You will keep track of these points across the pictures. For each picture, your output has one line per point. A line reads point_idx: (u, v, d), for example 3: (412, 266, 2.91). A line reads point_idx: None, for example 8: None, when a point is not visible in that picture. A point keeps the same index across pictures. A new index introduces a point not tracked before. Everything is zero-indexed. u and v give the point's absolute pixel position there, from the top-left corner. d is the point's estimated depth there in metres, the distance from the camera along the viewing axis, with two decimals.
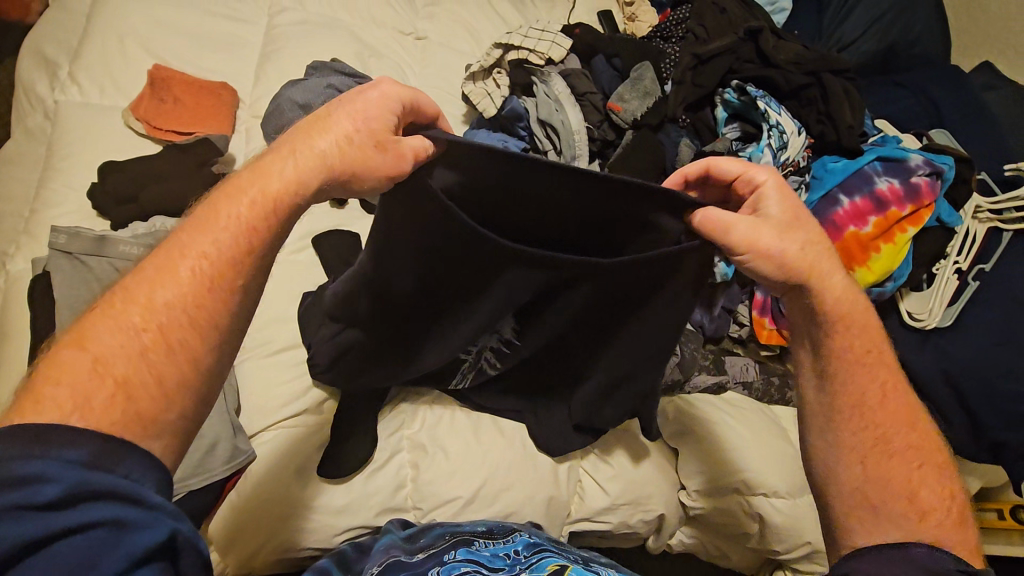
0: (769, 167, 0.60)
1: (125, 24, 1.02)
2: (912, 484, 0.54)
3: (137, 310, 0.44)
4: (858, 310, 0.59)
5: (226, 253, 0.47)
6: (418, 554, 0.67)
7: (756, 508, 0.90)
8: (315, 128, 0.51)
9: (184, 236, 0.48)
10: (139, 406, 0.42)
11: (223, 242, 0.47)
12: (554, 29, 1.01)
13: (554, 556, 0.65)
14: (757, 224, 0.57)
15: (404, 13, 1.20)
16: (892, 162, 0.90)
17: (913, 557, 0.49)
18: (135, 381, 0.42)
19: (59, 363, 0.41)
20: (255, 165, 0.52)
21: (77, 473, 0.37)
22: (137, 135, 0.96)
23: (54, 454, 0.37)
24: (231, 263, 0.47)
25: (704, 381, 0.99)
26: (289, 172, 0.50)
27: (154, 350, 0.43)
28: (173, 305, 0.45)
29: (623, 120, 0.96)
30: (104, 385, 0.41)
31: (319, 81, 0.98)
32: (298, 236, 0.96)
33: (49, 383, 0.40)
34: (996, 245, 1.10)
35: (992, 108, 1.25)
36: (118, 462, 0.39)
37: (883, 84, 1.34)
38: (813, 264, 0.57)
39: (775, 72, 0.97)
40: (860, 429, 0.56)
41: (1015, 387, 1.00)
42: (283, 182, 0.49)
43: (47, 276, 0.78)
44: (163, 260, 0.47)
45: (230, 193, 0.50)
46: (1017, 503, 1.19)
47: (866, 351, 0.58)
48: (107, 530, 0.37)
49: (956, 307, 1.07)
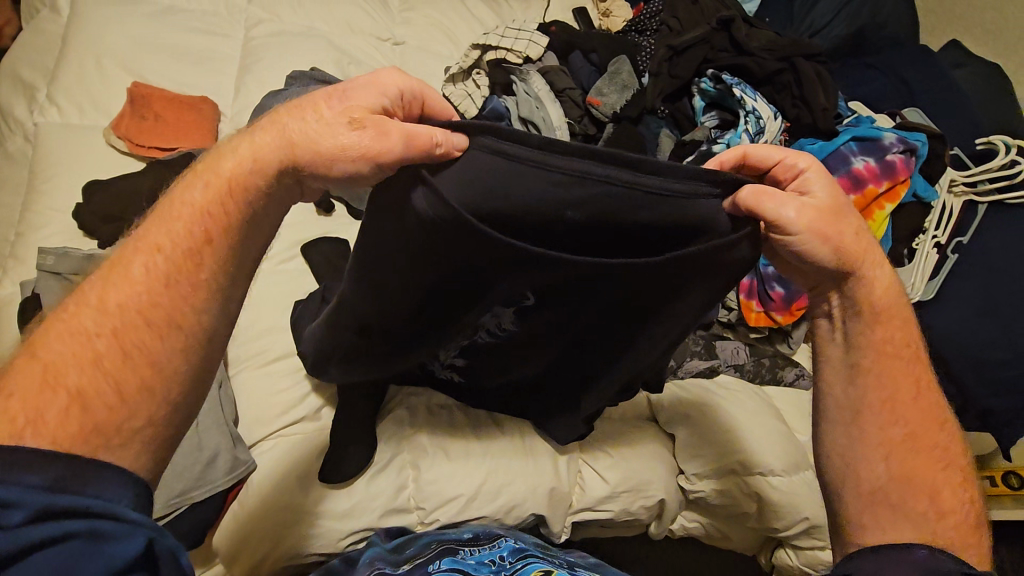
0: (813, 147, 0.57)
1: (101, 43, 1.02)
2: (936, 483, 0.56)
3: (89, 312, 0.46)
4: (895, 298, 0.59)
5: (178, 244, 0.49)
6: (403, 566, 0.69)
7: (755, 486, 0.91)
8: (298, 110, 0.53)
9: (142, 231, 0.50)
10: (95, 418, 0.43)
11: (175, 238, 0.49)
12: (530, 27, 1.02)
13: (539, 561, 0.68)
14: (812, 208, 0.55)
15: (380, 19, 1.20)
16: (867, 141, 0.92)
17: (915, 558, 0.51)
18: (90, 392, 0.43)
19: (14, 376, 0.43)
20: (221, 151, 0.54)
21: (42, 496, 0.38)
22: (120, 153, 0.96)
23: (14, 479, 0.38)
24: (185, 254, 0.49)
25: (696, 365, 1.00)
26: (245, 151, 0.52)
27: (108, 359, 0.45)
28: (125, 306, 0.46)
29: (602, 113, 0.97)
30: (57, 397, 0.42)
31: (300, 90, 0.99)
32: (286, 246, 0.97)
33: (4, 397, 0.41)
34: (973, 217, 1.13)
35: (961, 84, 1.28)
36: (85, 483, 0.40)
37: (855, 66, 1.36)
38: (866, 251, 0.57)
39: (749, 60, 0.99)
40: (889, 424, 0.57)
41: (998, 354, 1.03)
42: (238, 159, 0.51)
43: (37, 298, 0.78)
44: (120, 257, 0.49)
45: (187, 189, 0.52)
46: (1007, 469, 1.22)
47: (905, 346, 0.59)
48: (83, 541, 0.38)
49: (937, 280, 1.10)
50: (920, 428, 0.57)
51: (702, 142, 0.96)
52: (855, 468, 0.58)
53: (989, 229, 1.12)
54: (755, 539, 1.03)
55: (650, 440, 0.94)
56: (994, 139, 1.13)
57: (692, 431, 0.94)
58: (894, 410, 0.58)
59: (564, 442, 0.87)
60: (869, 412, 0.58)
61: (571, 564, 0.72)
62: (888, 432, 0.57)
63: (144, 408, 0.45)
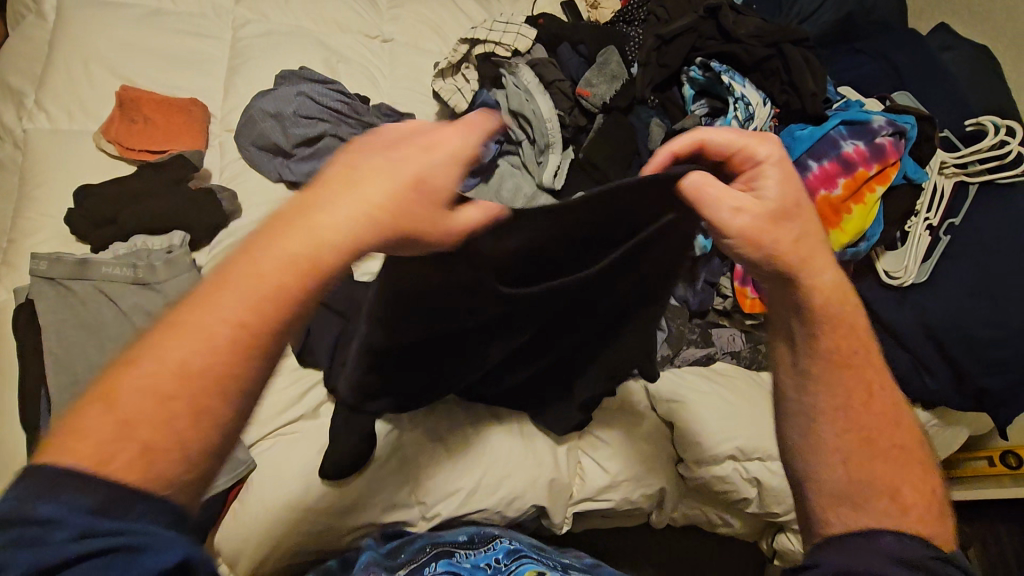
0: (773, 143, 0.57)
1: (88, 47, 1.02)
2: (896, 482, 0.55)
3: (166, 369, 0.36)
4: (844, 299, 0.59)
5: (267, 317, 0.38)
6: (399, 571, 0.71)
7: (753, 471, 0.92)
8: (383, 169, 0.42)
9: (210, 289, 0.38)
10: (164, 466, 0.35)
11: (231, 313, 0.37)
12: (518, 21, 1.02)
13: (533, 562, 0.70)
14: (751, 205, 0.55)
15: (368, 17, 1.20)
16: (857, 125, 0.92)
17: (881, 547, 0.51)
18: (159, 445, 0.35)
19: (82, 426, 0.34)
20: (267, 222, 0.41)
21: (85, 517, 0.32)
22: (110, 157, 0.95)
23: (61, 498, 0.32)
24: (277, 319, 0.38)
25: (692, 354, 1.02)
26: (341, 220, 0.40)
27: (176, 416, 0.35)
28: (206, 366, 0.36)
29: (592, 104, 0.97)
30: (126, 449, 0.34)
31: (289, 90, 0.99)
32: None
33: (75, 440, 0.34)
34: (963, 200, 1.14)
35: (950, 66, 1.28)
36: (130, 506, 0.33)
37: (845, 52, 1.36)
38: (807, 257, 0.56)
39: (737, 47, 0.99)
40: (844, 431, 0.56)
41: (991, 334, 1.04)
42: (337, 232, 0.40)
43: (32, 304, 0.78)
44: (187, 312, 0.38)
45: (237, 255, 0.39)
46: (1006, 449, 1.24)
47: (853, 350, 0.58)
48: (118, 557, 0.32)
49: (931, 262, 1.11)
50: (877, 424, 0.56)
51: (693, 130, 0.95)
52: (810, 459, 0.58)
53: (981, 210, 1.12)
54: (756, 524, 1.04)
55: (647, 429, 0.94)
56: (985, 120, 1.13)
57: (691, 419, 0.93)
58: (848, 406, 0.57)
59: (563, 433, 0.87)
60: (824, 409, 0.58)
61: (565, 566, 0.74)
62: (849, 427, 0.56)
63: (205, 434, 0.36)
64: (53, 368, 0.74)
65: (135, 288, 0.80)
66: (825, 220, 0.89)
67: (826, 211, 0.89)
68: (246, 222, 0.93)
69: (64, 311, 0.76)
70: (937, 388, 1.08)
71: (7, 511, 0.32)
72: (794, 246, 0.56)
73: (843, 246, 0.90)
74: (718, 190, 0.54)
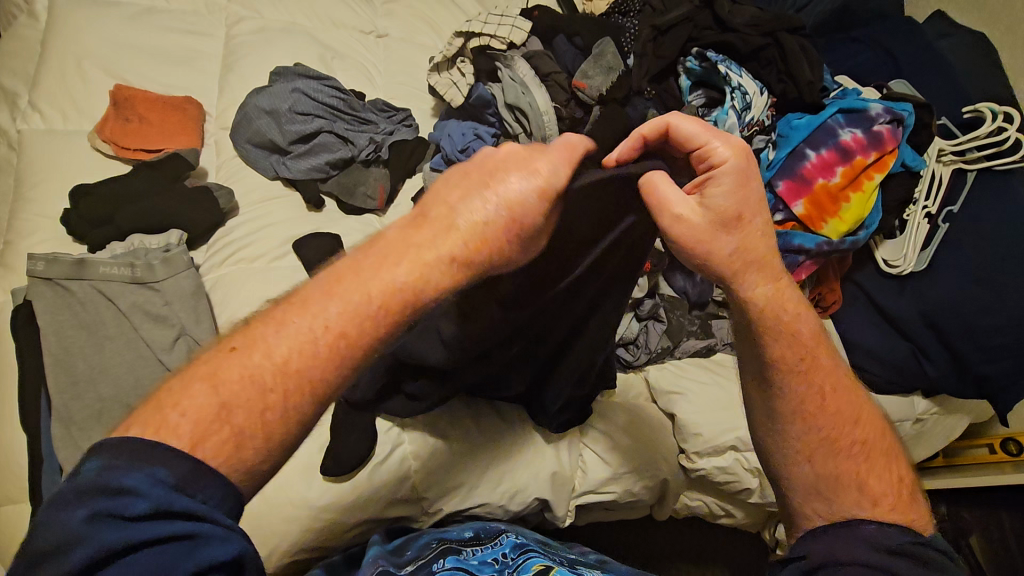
0: (733, 149, 0.52)
1: (81, 47, 1.01)
2: (861, 475, 0.55)
3: (263, 362, 0.45)
4: (791, 307, 0.57)
5: (351, 334, 0.47)
6: (406, 567, 0.70)
7: (754, 461, 0.92)
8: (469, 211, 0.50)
9: (315, 303, 0.47)
10: (244, 455, 0.43)
11: (329, 330, 0.46)
12: (513, 13, 1.01)
13: (539, 556, 0.70)
14: (695, 210, 0.52)
15: (362, 12, 1.19)
16: (854, 113, 0.92)
17: (861, 534, 0.52)
18: (249, 433, 0.43)
19: (180, 396, 0.43)
20: (381, 245, 0.50)
21: (165, 492, 0.38)
22: (106, 157, 0.95)
23: (149, 470, 0.39)
24: (352, 343, 0.47)
25: (694, 346, 1.00)
26: (424, 259, 0.48)
27: (270, 409, 0.44)
28: (292, 366, 0.45)
29: (589, 96, 0.97)
30: (222, 430, 0.42)
31: (284, 86, 0.98)
32: (279, 242, 0.92)
33: (174, 410, 0.42)
34: (961, 187, 1.14)
35: (948, 53, 1.27)
36: (197, 486, 0.40)
37: (842, 40, 1.36)
38: (739, 269, 0.54)
39: (733, 36, 0.98)
40: (804, 434, 0.56)
41: (993, 321, 1.04)
42: (423, 272, 0.48)
43: (30, 304, 0.78)
44: (289, 318, 0.47)
45: (350, 273, 0.49)
46: (1006, 436, 1.26)
47: (799, 359, 0.56)
48: (181, 541, 0.38)
49: (930, 250, 1.11)
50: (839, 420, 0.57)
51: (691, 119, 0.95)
52: (782, 456, 0.58)
53: (980, 197, 1.12)
54: (759, 515, 1.04)
55: (645, 421, 0.94)
56: (982, 106, 1.13)
57: (689, 408, 0.93)
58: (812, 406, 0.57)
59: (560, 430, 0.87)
60: (787, 411, 0.57)
61: (572, 562, 0.74)
62: (820, 425, 0.57)
63: (280, 433, 0.44)
64: (54, 369, 0.74)
65: (134, 288, 0.79)
66: (822, 210, 0.89)
67: (820, 199, 0.89)
68: (245, 220, 0.93)
69: (63, 312, 0.76)
70: (936, 376, 1.08)
71: (100, 475, 0.38)
72: (729, 257, 0.53)
73: (842, 235, 0.89)
74: (659, 196, 0.52)
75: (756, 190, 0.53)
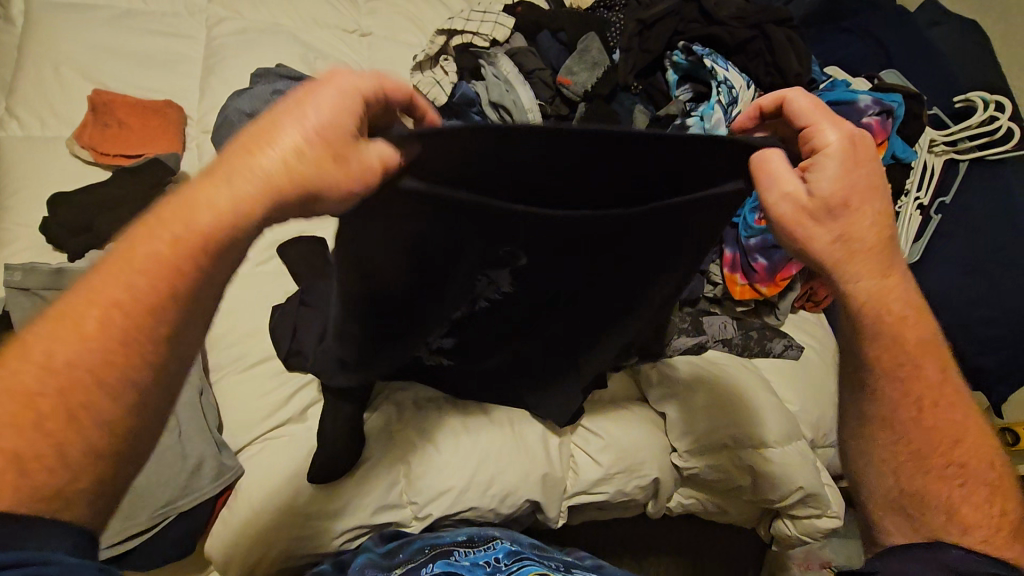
0: (843, 129, 0.52)
1: (58, 51, 1.00)
2: (952, 499, 0.52)
3: (63, 337, 0.39)
4: (897, 305, 0.54)
5: (163, 278, 0.41)
6: (395, 571, 0.71)
7: (747, 460, 0.91)
8: (260, 141, 0.43)
9: (117, 257, 0.42)
10: (66, 446, 0.38)
11: (146, 278, 0.41)
12: (495, 10, 1.00)
13: (534, 563, 0.67)
14: (800, 193, 0.52)
15: (344, 10, 1.18)
16: (843, 105, 0.90)
17: (946, 560, 0.50)
18: (48, 416, 0.38)
19: None
20: (187, 187, 0.43)
21: None
22: (85, 164, 0.94)
23: None
24: (163, 297, 0.41)
25: (684, 342, 1.00)
26: (223, 200, 0.42)
27: (73, 390, 0.39)
28: (92, 340, 0.40)
29: (574, 93, 0.95)
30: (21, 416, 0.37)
31: (264, 88, 0.97)
32: (263, 248, 0.95)
33: None
34: (953, 177, 1.13)
35: (937, 40, 1.27)
36: None
37: (832, 30, 1.34)
38: (842, 259, 0.53)
39: (719, 29, 0.97)
40: (894, 443, 0.55)
41: (988, 312, 1.03)
42: (224, 207, 0.42)
43: (7, 316, 0.76)
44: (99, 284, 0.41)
45: (172, 217, 0.42)
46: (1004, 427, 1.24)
47: (904, 361, 0.54)
48: None
49: (922, 243, 1.10)
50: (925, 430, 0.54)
51: (677, 116, 0.93)
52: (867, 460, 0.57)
53: (971, 187, 1.12)
54: (754, 511, 1.04)
55: (638, 420, 0.94)
56: (973, 94, 1.12)
57: (681, 409, 0.93)
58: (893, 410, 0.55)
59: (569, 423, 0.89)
60: (878, 414, 0.56)
61: (568, 565, 0.74)
62: (902, 439, 0.54)
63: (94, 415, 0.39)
64: None
65: None
66: None
67: None
68: None
69: None
70: None
71: None
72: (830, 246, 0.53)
73: None
74: (769, 175, 0.52)
75: (869, 174, 0.52)
